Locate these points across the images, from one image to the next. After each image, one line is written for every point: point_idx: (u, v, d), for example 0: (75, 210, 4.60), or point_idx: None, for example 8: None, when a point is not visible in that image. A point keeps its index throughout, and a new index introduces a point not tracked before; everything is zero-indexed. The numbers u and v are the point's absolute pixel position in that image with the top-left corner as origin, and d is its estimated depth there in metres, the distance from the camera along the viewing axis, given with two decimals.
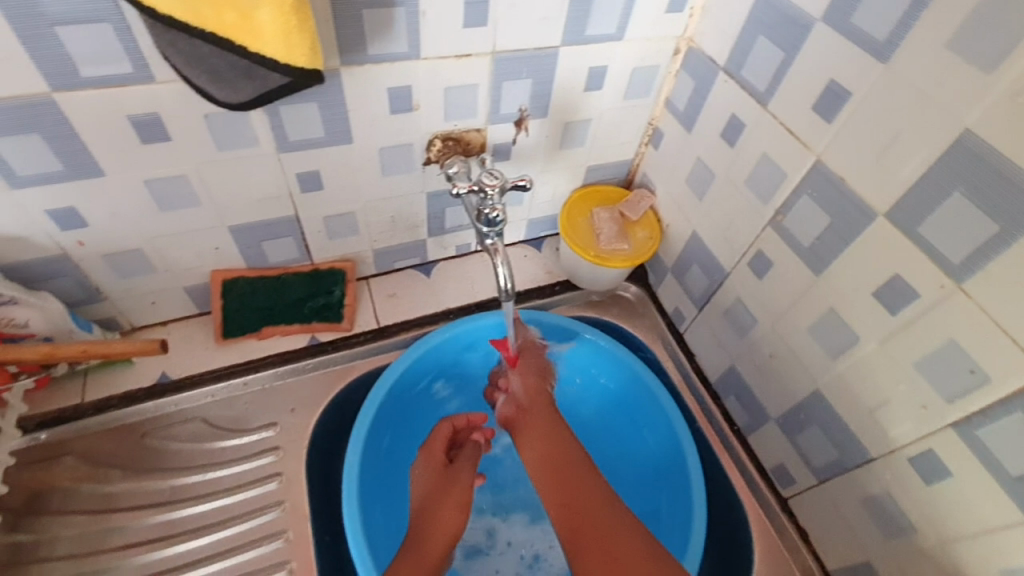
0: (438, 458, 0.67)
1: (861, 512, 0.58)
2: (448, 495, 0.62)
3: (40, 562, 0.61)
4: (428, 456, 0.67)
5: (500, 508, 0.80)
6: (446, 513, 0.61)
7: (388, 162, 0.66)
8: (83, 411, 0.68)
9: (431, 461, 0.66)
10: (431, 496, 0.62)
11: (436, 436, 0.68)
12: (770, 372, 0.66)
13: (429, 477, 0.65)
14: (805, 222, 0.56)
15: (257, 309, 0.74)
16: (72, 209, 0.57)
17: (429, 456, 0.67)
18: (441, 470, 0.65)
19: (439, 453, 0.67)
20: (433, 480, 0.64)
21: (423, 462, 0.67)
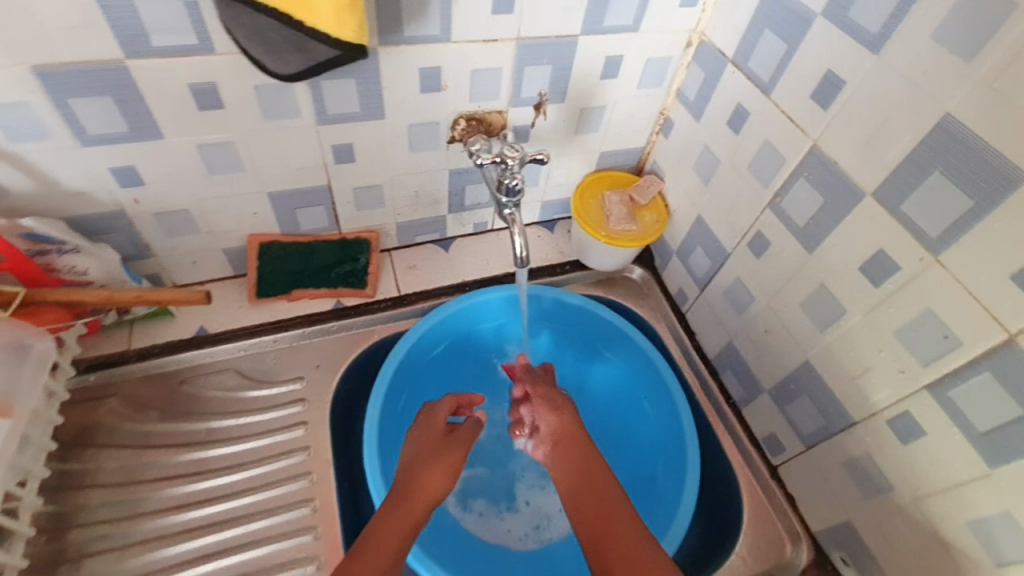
0: (440, 423, 0.63)
1: (844, 475, 0.63)
2: (443, 456, 0.58)
3: (87, 488, 0.68)
4: (428, 421, 0.64)
5: (506, 469, 0.85)
6: (436, 471, 0.56)
7: (415, 139, 0.72)
8: (128, 357, 0.75)
9: (431, 424, 0.63)
10: (428, 452, 0.59)
11: (442, 403, 0.66)
12: (765, 346, 0.70)
13: (427, 439, 0.61)
14: (801, 203, 0.61)
15: (288, 273, 0.80)
16: (132, 167, 0.63)
17: (428, 421, 0.64)
18: (441, 436, 0.61)
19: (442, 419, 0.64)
20: (431, 444, 0.60)
21: (423, 421, 0.64)
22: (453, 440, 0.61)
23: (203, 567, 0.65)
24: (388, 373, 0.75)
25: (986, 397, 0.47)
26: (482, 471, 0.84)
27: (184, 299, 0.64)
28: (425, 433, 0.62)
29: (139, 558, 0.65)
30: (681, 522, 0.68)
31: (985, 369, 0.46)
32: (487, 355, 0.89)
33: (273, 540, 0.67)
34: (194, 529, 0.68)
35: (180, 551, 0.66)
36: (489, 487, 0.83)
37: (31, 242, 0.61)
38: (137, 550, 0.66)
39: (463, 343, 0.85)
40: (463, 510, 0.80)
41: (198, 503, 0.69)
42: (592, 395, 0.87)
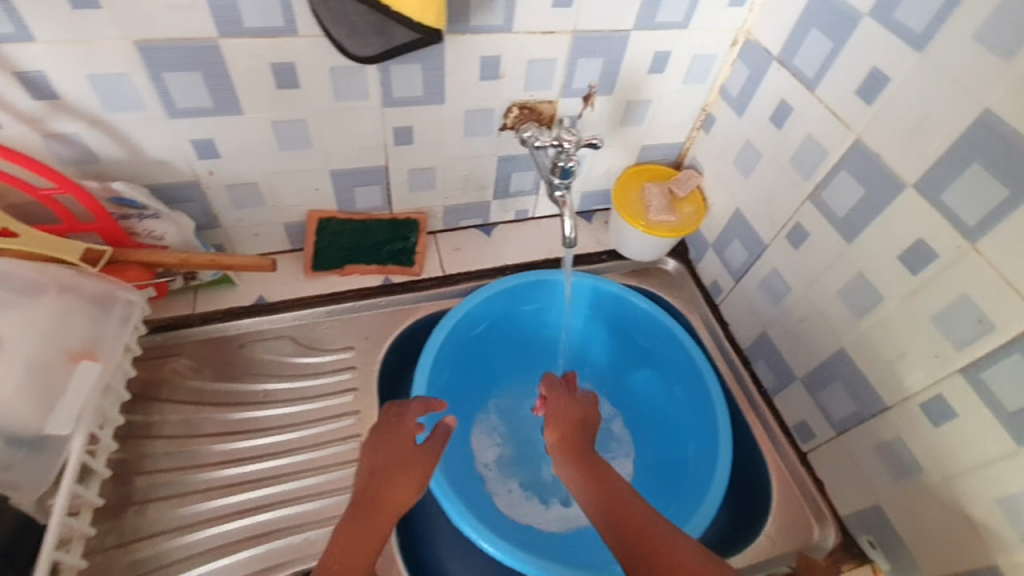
0: (410, 426, 0.61)
1: (874, 458, 0.65)
2: (411, 471, 0.58)
3: (152, 438, 0.73)
4: (398, 426, 0.61)
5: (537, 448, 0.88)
6: (403, 486, 0.56)
7: (471, 125, 0.76)
8: (193, 321, 0.80)
9: (399, 428, 0.61)
10: (396, 463, 0.57)
11: (411, 404, 0.63)
12: (799, 335, 0.72)
13: (395, 444, 0.59)
14: (841, 195, 0.63)
15: (342, 249, 0.84)
16: (211, 140, 0.67)
17: (400, 424, 0.61)
18: (410, 443, 0.60)
19: (412, 422, 0.62)
20: (403, 453, 0.58)
21: (393, 423, 0.61)
22: (421, 452, 0.59)
23: (256, 516, 0.70)
24: (434, 348, 0.79)
25: (1018, 377, 0.49)
26: (515, 448, 0.87)
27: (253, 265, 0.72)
28: (392, 435, 0.60)
29: (198, 505, 0.70)
30: (713, 499, 0.70)
31: (1017, 351, 0.49)
32: (524, 337, 0.92)
33: (323, 495, 0.72)
34: (248, 481, 0.72)
35: (235, 501, 0.71)
36: (522, 465, 0.86)
37: (118, 206, 0.68)
38: (197, 496, 0.70)
39: (505, 324, 0.89)
40: (498, 486, 0.83)
41: (251, 457, 0.74)
42: (626, 382, 0.90)
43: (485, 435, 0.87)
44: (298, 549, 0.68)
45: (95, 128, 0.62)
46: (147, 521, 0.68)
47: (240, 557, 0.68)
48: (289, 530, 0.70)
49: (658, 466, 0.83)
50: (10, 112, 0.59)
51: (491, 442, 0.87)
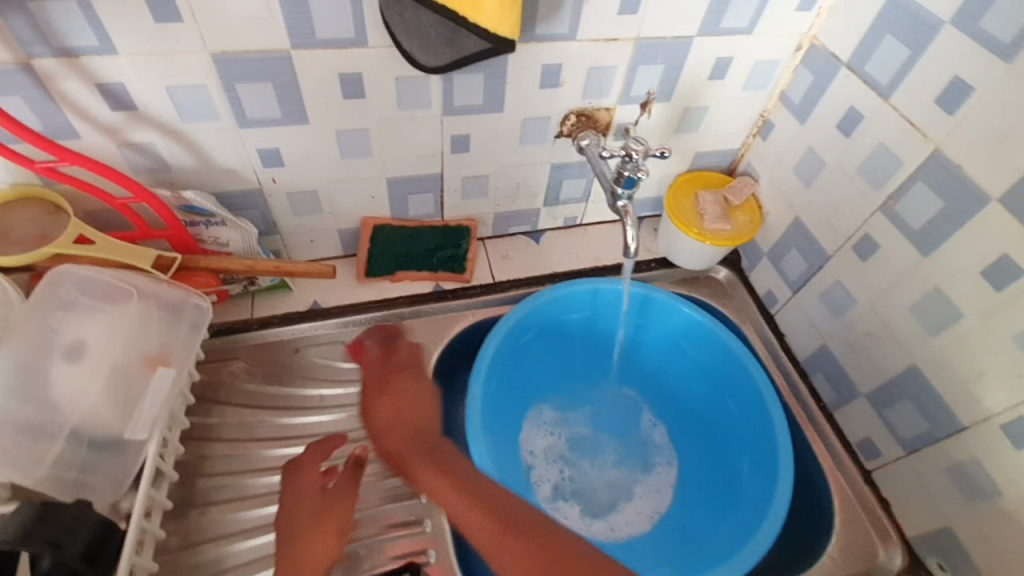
0: (315, 480, 0.68)
1: (945, 480, 0.63)
2: (324, 520, 0.64)
3: (211, 441, 0.74)
4: (302, 481, 0.68)
5: (581, 455, 0.88)
6: (320, 540, 0.63)
7: (527, 132, 0.75)
8: (250, 325, 0.81)
9: (306, 484, 0.68)
10: (309, 520, 0.64)
11: (313, 458, 0.70)
12: (864, 350, 0.70)
13: (305, 500, 0.66)
14: (916, 207, 0.61)
15: (394, 255, 0.85)
16: (277, 149, 0.69)
17: (305, 479, 0.68)
18: (318, 494, 0.67)
19: (316, 475, 0.68)
20: (311, 506, 0.65)
21: (300, 481, 0.68)
22: (332, 492, 0.67)
23: None
24: (485, 359, 0.77)
25: None
26: (560, 454, 0.88)
27: (316, 272, 0.76)
28: (299, 494, 0.67)
29: (256, 508, 0.71)
30: (776, 517, 0.68)
31: None
32: (571, 343, 0.90)
33: (377, 503, 0.73)
34: None
35: None
36: (567, 471, 0.86)
37: (187, 213, 0.70)
38: (255, 500, 0.71)
39: (557, 332, 0.88)
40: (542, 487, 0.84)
41: None
42: (672, 391, 0.90)
43: (531, 437, 0.87)
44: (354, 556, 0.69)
45: (169, 138, 0.64)
46: (208, 523, 0.69)
47: None
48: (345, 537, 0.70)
49: (710, 478, 0.83)
50: (90, 122, 0.60)
51: (536, 446, 0.87)
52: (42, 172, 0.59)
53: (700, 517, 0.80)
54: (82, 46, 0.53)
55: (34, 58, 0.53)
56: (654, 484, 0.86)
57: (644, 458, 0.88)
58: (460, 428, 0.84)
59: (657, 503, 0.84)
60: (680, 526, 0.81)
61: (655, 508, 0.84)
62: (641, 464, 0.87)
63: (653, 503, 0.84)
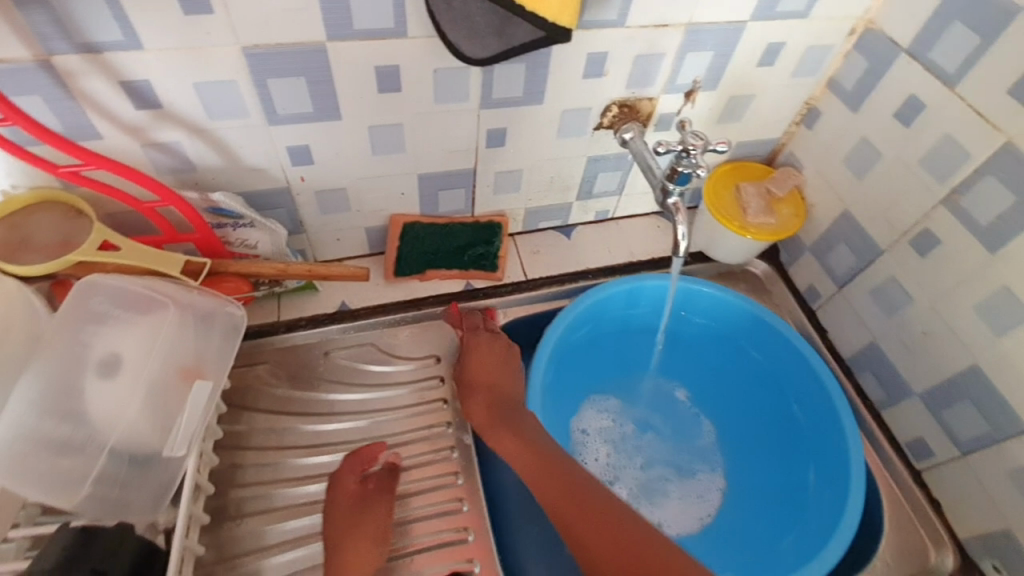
0: (352, 489, 0.68)
1: (1008, 483, 0.61)
2: (360, 531, 0.65)
3: (242, 450, 0.72)
4: (338, 491, 0.68)
5: (632, 446, 0.85)
6: (361, 549, 0.64)
7: (566, 125, 0.72)
8: (278, 328, 0.79)
9: (341, 495, 0.68)
10: (344, 531, 0.65)
11: (349, 467, 0.70)
12: (918, 348, 0.68)
13: (339, 512, 0.67)
14: (986, 202, 0.58)
15: (423, 254, 0.82)
16: (306, 146, 0.65)
17: (339, 492, 0.68)
18: (353, 504, 0.67)
19: (353, 484, 0.68)
20: (345, 517, 0.66)
21: (336, 488, 0.68)
22: (371, 501, 0.68)
23: None
24: (549, 347, 0.76)
25: None
26: (610, 441, 0.85)
27: (352, 275, 0.73)
28: (337, 502, 0.68)
29: (291, 520, 0.68)
30: (849, 528, 0.65)
31: None
32: (627, 338, 0.88)
33: (417, 511, 0.71)
34: None
35: None
36: (614, 457, 0.84)
37: (215, 216, 0.67)
38: (289, 511, 0.69)
39: (605, 328, 0.85)
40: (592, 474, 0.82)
41: None
42: (726, 390, 0.87)
43: (587, 415, 0.86)
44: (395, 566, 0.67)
45: (196, 137, 0.61)
46: (242, 537, 0.66)
47: None
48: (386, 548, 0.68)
49: (766, 484, 0.80)
50: (113, 121, 0.57)
51: (589, 427, 0.85)
52: (66, 177, 0.56)
53: (757, 524, 0.78)
54: (106, 41, 0.50)
55: (54, 56, 0.50)
56: (701, 487, 0.83)
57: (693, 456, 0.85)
58: None
59: (704, 505, 0.81)
60: (728, 531, 0.79)
61: (702, 510, 0.81)
62: (688, 464, 0.85)
63: (700, 502, 0.82)
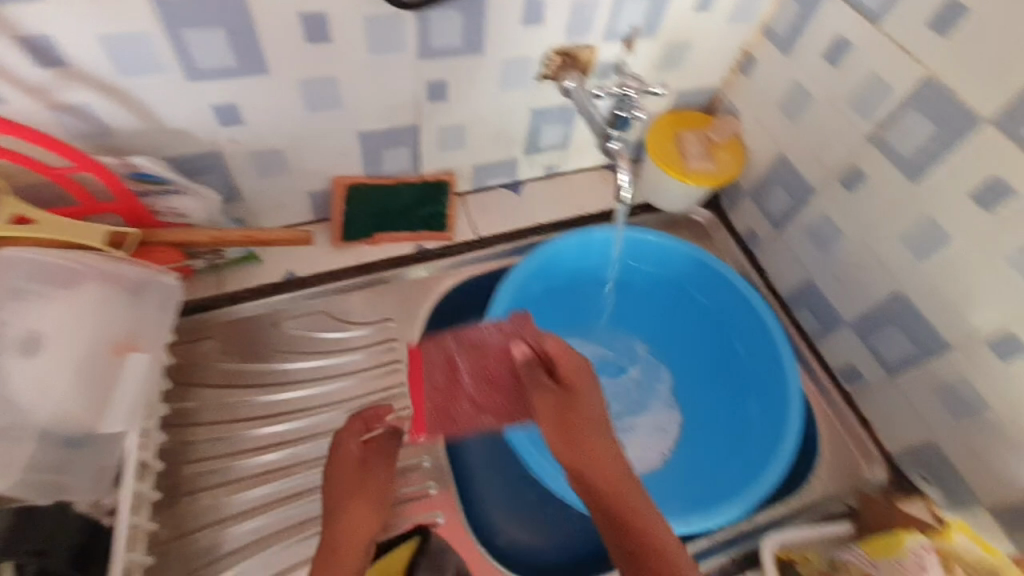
0: (354, 453, 0.66)
1: (931, 399, 0.65)
2: (363, 494, 0.65)
3: (193, 426, 0.70)
4: (340, 453, 0.66)
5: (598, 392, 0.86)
6: (364, 511, 0.64)
7: (507, 75, 0.70)
8: (220, 301, 0.75)
9: (342, 459, 0.66)
10: (349, 492, 0.64)
11: (350, 431, 0.68)
12: (848, 280, 0.72)
13: (341, 474, 0.65)
14: (906, 134, 0.61)
15: (371, 216, 0.80)
16: (233, 104, 0.62)
17: (341, 454, 0.66)
18: (355, 467, 0.66)
19: (355, 449, 0.66)
20: (349, 479, 0.65)
21: (337, 453, 0.66)
22: (371, 466, 0.67)
23: (313, 497, 0.68)
24: (501, 305, 0.77)
25: None
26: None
27: (289, 239, 0.74)
28: (337, 466, 0.65)
29: (249, 491, 0.67)
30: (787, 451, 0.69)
31: None
32: (578, 292, 0.89)
33: None
34: (299, 463, 0.70)
35: (284, 485, 0.69)
36: None
37: (139, 182, 0.63)
38: (246, 483, 0.68)
39: (558, 282, 0.86)
40: None
41: (297, 439, 0.72)
42: (679, 334, 0.89)
43: None
44: None
45: (107, 96, 0.57)
46: (199, 511, 0.66)
47: (295, 542, 0.66)
48: None
49: (715, 420, 0.83)
50: (14, 82, 0.53)
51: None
52: None
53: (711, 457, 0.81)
54: None
55: None
56: (665, 436, 0.84)
57: (658, 403, 0.87)
58: None
59: (664, 452, 0.83)
60: (687, 472, 0.81)
61: (662, 457, 0.82)
62: (652, 411, 0.86)
63: (661, 446, 0.83)
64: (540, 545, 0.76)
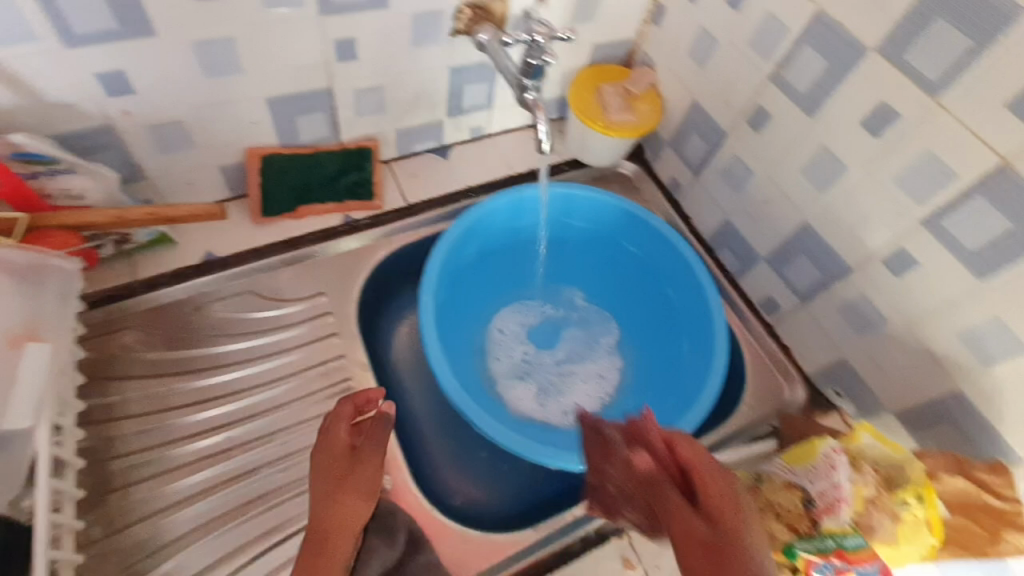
0: (344, 439, 0.57)
1: (838, 319, 0.70)
2: (351, 483, 0.54)
3: (116, 420, 0.66)
4: (327, 440, 0.56)
5: (544, 344, 0.91)
6: (351, 504, 0.53)
7: (418, 31, 0.68)
8: (135, 288, 0.71)
9: (329, 447, 0.56)
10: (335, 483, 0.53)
11: (339, 415, 0.58)
12: (761, 217, 0.76)
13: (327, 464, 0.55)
14: (802, 69, 0.64)
15: (292, 189, 0.77)
16: (121, 72, 0.57)
17: (329, 441, 0.56)
18: (345, 456, 0.56)
19: (345, 434, 0.57)
20: (336, 467, 0.54)
21: (323, 441, 0.56)
22: (364, 454, 0.56)
23: (254, 477, 0.67)
24: (434, 271, 0.76)
25: (975, 219, 0.53)
26: (527, 340, 0.91)
27: (204, 212, 0.72)
28: (327, 454, 0.55)
29: (186, 479, 0.65)
30: (715, 384, 0.72)
31: (977, 196, 0.52)
32: (516, 251, 0.91)
33: None
34: (238, 445, 0.68)
35: (223, 470, 0.67)
36: (529, 354, 0.89)
37: (23, 163, 0.58)
38: (182, 471, 0.66)
39: (493, 243, 0.87)
40: (504, 370, 0.88)
41: (234, 422, 0.69)
42: (618, 284, 0.92)
43: (504, 318, 0.91)
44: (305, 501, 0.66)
45: None
46: (133, 505, 0.63)
47: (240, 524, 0.64)
48: (294, 486, 0.67)
49: (651, 361, 0.87)
50: None
51: (506, 328, 0.91)
52: None
53: (649, 397, 0.85)
54: None
55: None
56: (605, 381, 0.88)
57: (599, 350, 0.90)
58: (396, 355, 0.84)
59: (605, 396, 0.87)
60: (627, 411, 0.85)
61: (604, 401, 0.86)
62: (594, 358, 0.90)
63: (600, 392, 0.87)
64: (493, 500, 0.76)
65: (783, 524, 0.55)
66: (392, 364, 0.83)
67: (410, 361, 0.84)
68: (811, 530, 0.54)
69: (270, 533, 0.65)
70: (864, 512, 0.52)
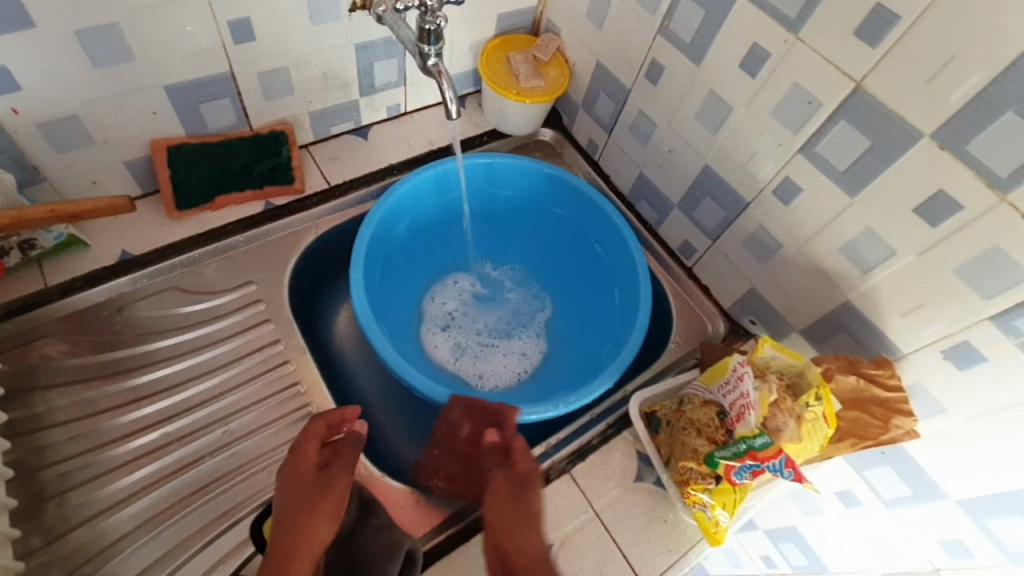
0: (312, 456, 0.57)
1: (743, 251, 0.76)
2: (317, 504, 0.52)
3: (44, 430, 0.64)
4: (295, 458, 0.56)
5: (482, 305, 0.95)
6: (315, 524, 0.50)
7: (315, 8, 0.68)
8: (48, 296, 0.69)
9: (299, 464, 0.56)
10: (298, 504, 0.52)
11: (309, 433, 0.59)
12: (669, 165, 0.81)
13: (294, 482, 0.54)
14: (685, 20, 0.68)
15: (206, 179, 0.76)
16: (2, 67, 0.56)
17: (297, 459, 0.56)
18: (312, 476, 0.55)
19: (314, 452, 0.57)
20: (301, 486, 0.54)
21: (292, 458, 0.56)
22: (331, 472, 0.55)
23: (198, 468, 0.67)
24: (363, 248, 0.76)
25: (843, 142, 0.59)
26: (470, 302, 0.95)
27: (107, 206, 0.68)
28: (293, 473, 0.55)
29: (127, 479, 0.64)
30: (641, 326, 0.76)
31: (840, 119, 0.58)
32: (448, 223, 0.93)
33: (266, 428, 0.70)
34: (178, 439, 0.68)
35: (165, 465, 0.66)
36: (469, 311, 0.94)
37: None
38: (122, 472, 0.65)
39: (422, 217, 0.89)
40: (440, 317, 0.93)
41: (171, 418, 0.68)
42: (550, 249, 0.96)
43: (457, 270, 0.97)
44: (254, 486, 0.67)
45: None
46: (72, 510, 0.62)
47: (189, 515, 0.64)
48: (241, 471, 0.67)
49: (582, 318, 0.91)
50: None
51: (459, 282, 0.96)
52: None
53: (573, 357, 0.89)
54: None
55: None
56: (526, 360, 0.91)
57: (530, 328, 0.94)
58: (335, 337, 0.85)
59: (518, 377, 0.89)
60: (542, 383, 0.87)
61: (514, 380, 0.89)
62: (524, 337, 0.93)
63: (518, 367, 0.90)
64: None
65: (703, 438, 0.62)
66: (333, 345, 0.84)
67: (351, 341, 0.85)
68: (727, 437, 0.61)
69: (220, 521, 0.65)
70: (769, 415, 0.57)
